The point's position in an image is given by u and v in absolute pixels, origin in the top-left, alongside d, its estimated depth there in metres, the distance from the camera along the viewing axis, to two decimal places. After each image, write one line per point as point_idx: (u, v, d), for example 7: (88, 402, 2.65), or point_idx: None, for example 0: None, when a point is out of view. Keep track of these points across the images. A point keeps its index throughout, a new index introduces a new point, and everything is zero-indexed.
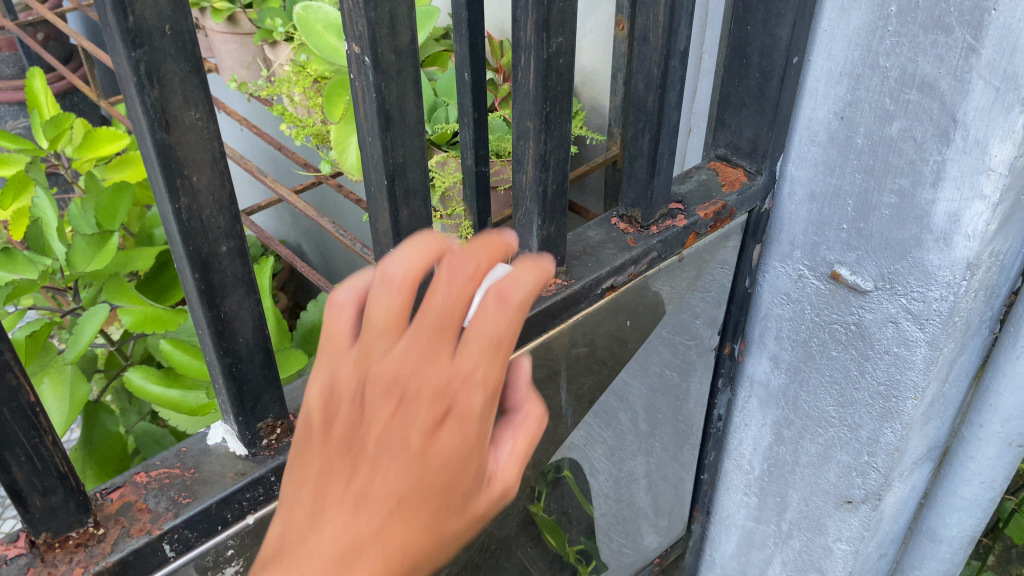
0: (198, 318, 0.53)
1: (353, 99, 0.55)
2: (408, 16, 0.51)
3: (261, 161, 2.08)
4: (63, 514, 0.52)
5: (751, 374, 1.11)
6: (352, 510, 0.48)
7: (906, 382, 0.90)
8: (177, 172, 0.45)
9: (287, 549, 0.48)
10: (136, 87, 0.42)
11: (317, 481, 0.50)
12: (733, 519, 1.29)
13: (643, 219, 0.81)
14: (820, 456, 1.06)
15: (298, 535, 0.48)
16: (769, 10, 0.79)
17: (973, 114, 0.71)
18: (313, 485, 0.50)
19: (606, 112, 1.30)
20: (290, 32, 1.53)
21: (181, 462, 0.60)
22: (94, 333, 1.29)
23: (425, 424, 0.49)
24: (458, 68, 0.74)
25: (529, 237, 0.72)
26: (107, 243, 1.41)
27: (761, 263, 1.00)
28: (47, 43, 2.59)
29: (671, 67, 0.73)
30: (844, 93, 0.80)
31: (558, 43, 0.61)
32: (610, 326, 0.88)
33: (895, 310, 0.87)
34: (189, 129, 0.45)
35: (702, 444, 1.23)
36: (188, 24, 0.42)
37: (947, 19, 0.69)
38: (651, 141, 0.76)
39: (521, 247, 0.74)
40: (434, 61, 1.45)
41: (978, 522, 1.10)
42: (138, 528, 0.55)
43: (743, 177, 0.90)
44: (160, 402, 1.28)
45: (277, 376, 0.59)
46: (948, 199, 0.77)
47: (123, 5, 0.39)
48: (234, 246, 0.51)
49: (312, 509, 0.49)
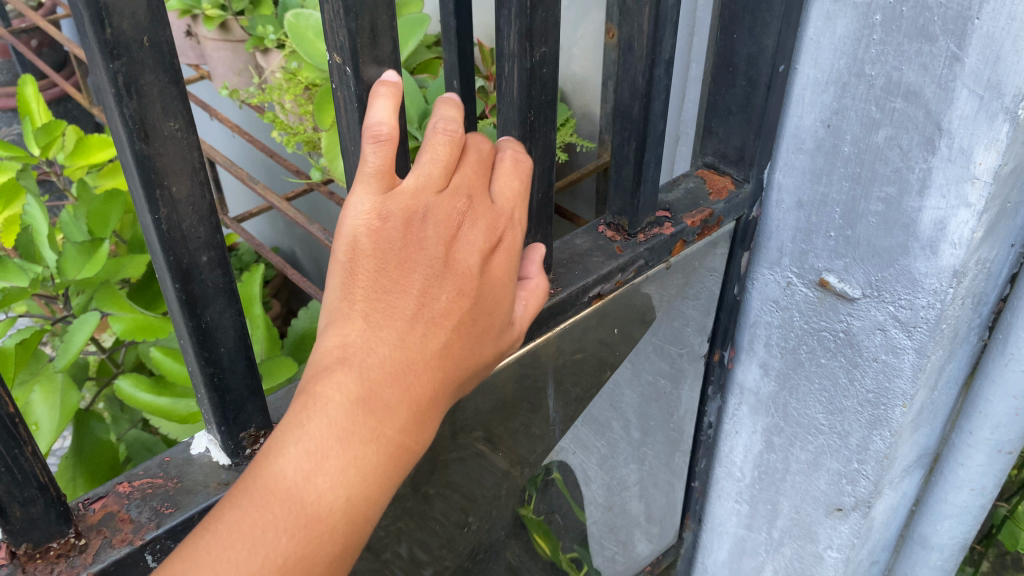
0: (179, 328, 0.53)
1: (335, 109, 0.55)
2: (390, 26, 0.51)
3: (253, 168, 2.08)
4: (43, 525, 0.52)
5: (741, 382, 1.10)
6: (417, 325, 0.52)
7: (895, 390, 0.90)
8: (156, 183, 0.45)
9: (350, 355, 0.50)
10: (114, 98, 0.42)
11: (380, 292, 0.51)
12: (724, 527, 1.28)
13: (630, 227, 0.81)
14: (810, 464, 1.06)
15: (362, 347, 0.50)
16: (755, 18, 0.79)
17: (958, 123, 0.72)
18: (373, 296, 0.51)
19: (596, 119, 1.30)
20: (282, 39, 1.53)
21: (165, 472, 0.60)
22: (84, 341, 1.29)
23: (476, 254, 0.55)
24: (447, 77, 0.74)
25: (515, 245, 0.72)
26: (98, 250, 1.41)
27: (749, 270, 0.99)
28: (41, 50, 2.59)
29: (656, 76, 0.73)
30: (830, 101, 0.80)
31: (542, 52, 0.61)
32: (597, 333, 0.89)
33: (883, 317, 0.87)
34: (168, 140, 0.45)
35: (693, 451, 1.22)
36: (167, 36, 0.42)
37: (931, 28, 0.70)
38: (636, 150, 0.76)
39: None
40: (425, 68, 1.45)
41: (969, 529, 1.10)
42: (120, 538, 0.55)
43: (730, 184, 0.90)
44: (151, 409, 1.28)
45: (260, 386, 0.59)
46: (934, 207, 0.77)
47: (100, 17, 0.39)
48: (215, 256, 0.51)
49: (377, 319, 0.51)
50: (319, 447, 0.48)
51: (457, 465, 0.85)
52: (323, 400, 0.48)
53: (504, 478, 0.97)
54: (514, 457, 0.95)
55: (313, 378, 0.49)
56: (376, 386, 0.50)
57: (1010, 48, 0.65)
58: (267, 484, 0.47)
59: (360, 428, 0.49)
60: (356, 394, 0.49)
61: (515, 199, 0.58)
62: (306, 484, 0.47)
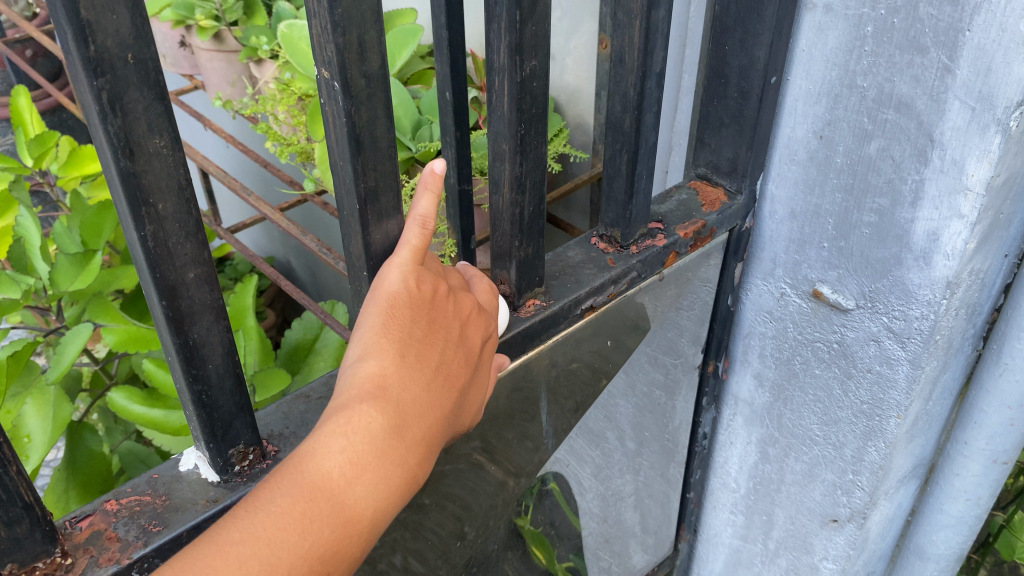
0: (167, 344, 0.53)
1: (324, 124, 0.55)
2: (378, 41, 0.51)
3: (248, 178, 2.07)
4: (29, 545, 0.51)
5: (735, 393, 1.10)
6: (436, 376, 0.57)
7: (889, 401, 0.90)
8: (141, 200, 0.45)
9: (389, 384, 0.53)
10: (98, 115, 0.41)
11: (415, 337, 0.56)
12: (720, 538, 1.28)
13: (623, 239, 0.81)
14: (806, 475, 1.06)
15: (400, 380, 0.54)
16: (746, 30, 0.79)
17: (950, 134, 0.71)
18: (407, 342, 0.56)
19: (590, 130, 1.30)
20: (275, 50, 1.54)
21: (153, 489, 0.59)
22: (77, 352, 1.28)
23: (479, 335, 0.63)
24: (439, 89, 0.73)
25: (507, 259, 0.72)
26: (90, 261, 1.40)
27: (743, 281, 0.99)
28: (35, 60, 2.59)
29: (647, 88, 0.73)
30: (822, 112, 0.80)
31: (532, 66, 0.61)
32: (590, 345, 0.88)
33: (877, 328, 0.87)
34: (153, 157, 0.44)
35: (688, 462, 1.22)
36: (152, 52, 0.42)
37: (922, 40, 0.70)
38: (628, 162, 0.76)
39: (499, 269, 0.74)
40: (418, 78, 1.45)
41: (965, 539, 1.10)
42: (107, 557, 0.54)
43: (723, 196, 0.90)
44: (143, 421, 1.28)
45: (249, 403, 0.58)
46: (927, 218, 0.77)
47: (83, 34, 0.39)
48: (201, 273, 0.50)
49: (410, 359, 0.55)
50: (362, 458, 0.50)
51: (451, 478, 0.85)
52: (367, 416, 0.51)
53: (498, 490, 0.96)
54: (508, 469, 0.95)
55: (356, 397, 0.52)
56: (408, 417, 0.53)
57: (1000, 60, 0.66)
58: (314, 482, 0.48)
59: (393, 451, 0.52)
60: (394, 420, 0.52)
61: (495, 305, 0.68)
62: (346, 490, 0.49)
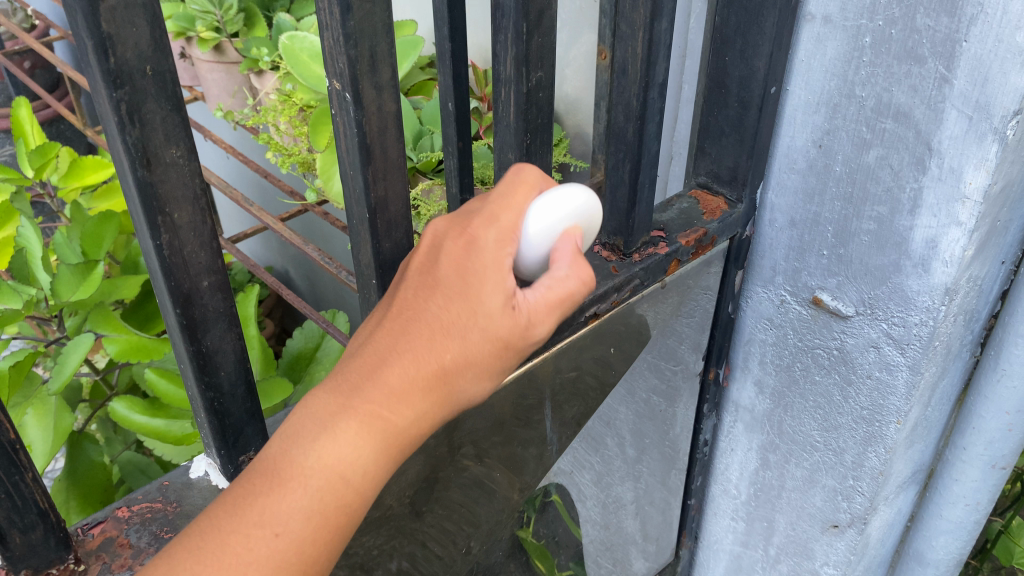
0: (180, 352, 0.54)
1: (335, 134, 0.56)
2: (389, 53, 0.52)
3: (247, 188, 2.08)
4: (43, 551, 0.52)
5: (736, 400, 1.11)
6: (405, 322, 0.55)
7: (889, 407, 0.91)
8: (157, 210, 0.46)
9: (344, 364, 0.55)
10: (116, 126, 0.42)
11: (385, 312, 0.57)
12: (720, 544, 1.29)
13: (626, 247, 0.82)
14: (806, 481, 1.07)
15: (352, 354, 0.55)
16: (746, 41, 0.80)
17: (948, 143, 0.73)
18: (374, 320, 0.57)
19: (589, 139, 1.31)
20: (276, 61, 1.55)
21: (163, 496, 0.61)
22: (78, 362, 1.28)
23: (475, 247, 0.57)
24: (443, 100, 0.74)
25: None
26: (92, 272, 1.41)
27: (743, 289, 1.00)
28: (33, 71, 2.60)
29: (650, 98, 0.74)
30: (821, 121, 0.81)
31: (538, 76, 0.63)
32: (593, 352, 0.89)
33: (877, 334, 0.88)
34: (169, 167, 0.45)
35: (689, 469, 1.22)
36: (169, 64, 0.42)
37: (920, 50, 0.71)
38: (631, 170, 0.77)
39: None
40: (418, 89, 1.46)
41: (964, 545, 1.11)
42: (120, 564, 0.56)
43: (724, 205, 0.91)
44: (145, 431, 1.28)
45: (260, 410, 0.59)
46: (926, 225, 0.78)
47: (104, 47, 0.39)
48: (215, 281, 0.51)
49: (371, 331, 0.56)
50: (303, 426, 0.52)
51: (457, 486, 0.86)
52: (311, 396, 0.53)
53: (500, 498, 0.97)
54: (511, 476, 0.96)
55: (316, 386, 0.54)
56: (355, 378, 0.53)
57: (998, 70, 0.67)
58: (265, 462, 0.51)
59: (336, 411, 0.52)
60: (335, 387, 0.53)
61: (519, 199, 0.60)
62: (293, 457, 0.51)
